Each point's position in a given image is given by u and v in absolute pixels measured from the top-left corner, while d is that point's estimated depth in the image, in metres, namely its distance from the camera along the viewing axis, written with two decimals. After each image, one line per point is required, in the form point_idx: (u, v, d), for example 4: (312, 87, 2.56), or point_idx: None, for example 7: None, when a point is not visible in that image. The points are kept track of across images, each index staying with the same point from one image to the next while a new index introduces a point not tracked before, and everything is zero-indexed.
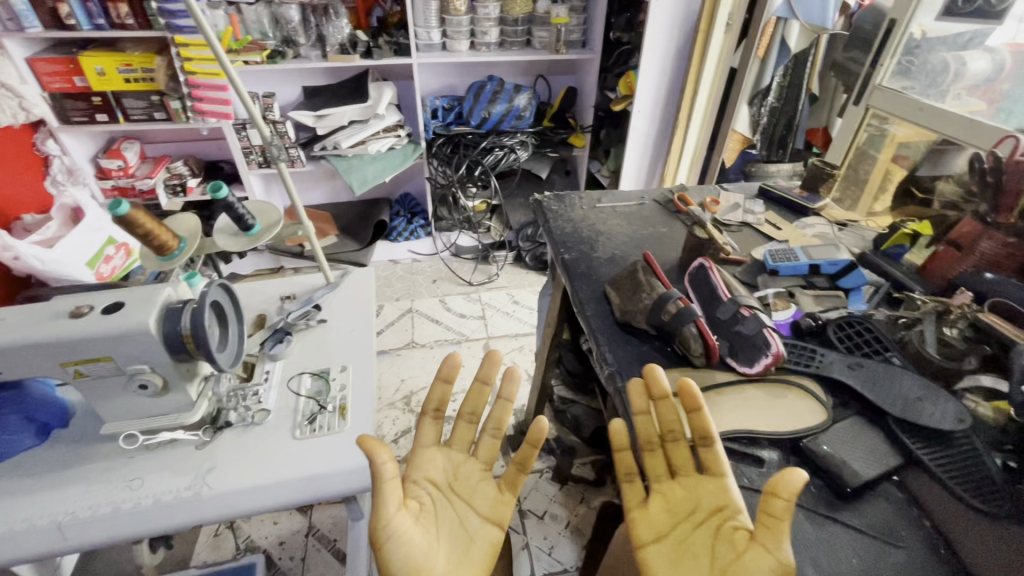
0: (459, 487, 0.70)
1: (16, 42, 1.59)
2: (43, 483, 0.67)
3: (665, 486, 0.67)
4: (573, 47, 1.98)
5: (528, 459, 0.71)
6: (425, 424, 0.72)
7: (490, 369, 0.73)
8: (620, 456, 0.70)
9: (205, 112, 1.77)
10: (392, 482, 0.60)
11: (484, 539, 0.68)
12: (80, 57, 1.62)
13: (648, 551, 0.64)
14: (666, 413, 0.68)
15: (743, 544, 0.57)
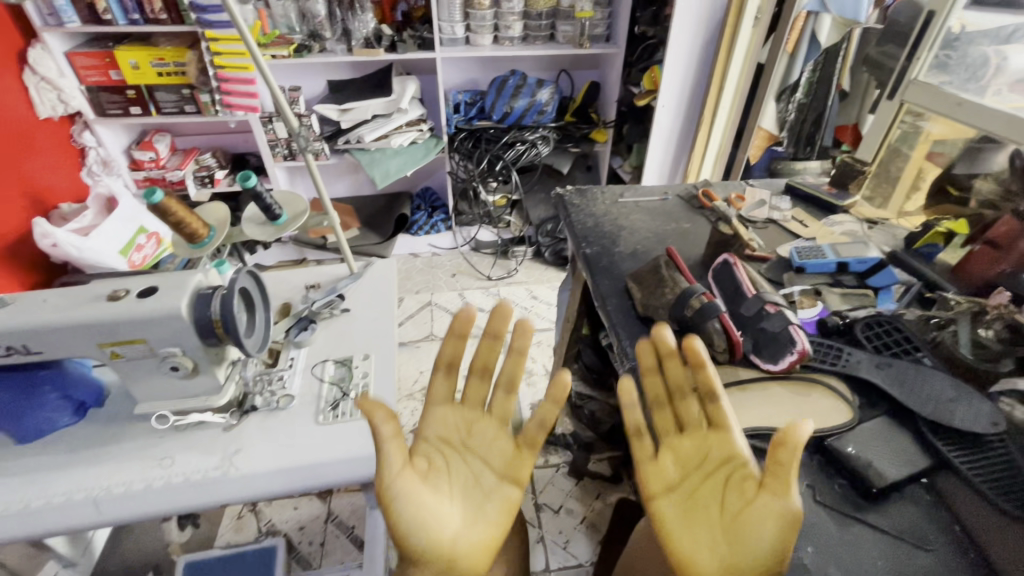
0: (474, 442, 0.69)
1: (55, 36, 1.65)
2: (81, 459, 0.70)
3: (675, 441, 0.66)
4: (597, 41, 1.96)
5: (547, 413, 0.67)
6: (437, 380, 0.69)
7: (501, 323, 0.67)
8: (627, 415, 0.66)
9: (233, 106, 1.82)
10: (392, 439, 0.60)
11: (500, 492, 0.66)
12: (115, 51, 1.67)
13: (660, 503, 0.63)
14: (674, 370, 0.66)
15: (752, 494, 0.57)
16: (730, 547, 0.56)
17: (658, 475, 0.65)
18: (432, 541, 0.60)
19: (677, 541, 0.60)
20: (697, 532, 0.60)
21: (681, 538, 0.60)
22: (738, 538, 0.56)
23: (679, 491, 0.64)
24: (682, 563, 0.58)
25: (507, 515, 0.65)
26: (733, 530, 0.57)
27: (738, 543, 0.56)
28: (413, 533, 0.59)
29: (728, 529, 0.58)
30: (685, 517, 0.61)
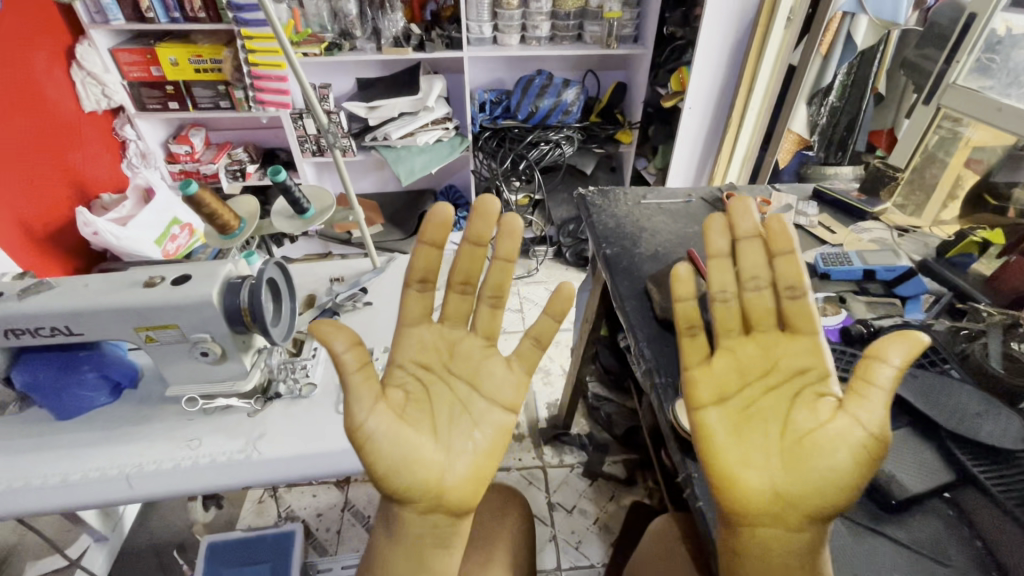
0: (454, 365, 0.69)
1: (101, 33, 1.72)
2: (115, 437, 0.73)
3: (734, 344, 0.65)
4: (625, 42, 1.95)
5: (544, 329, 0.70)
6: (410, 299, 0.68)
7: (483, 227, 0.66)
8: (681, 307, 0.65)
9: (265, 103, 1.86)
10: (361, 372, 0.60)
11: (491, 420, 0.67)
12: (156, 48, 1.74)
13: (710, 413, 0.62)
14: (749, 261, 0.65)
15: (828, 415, 0.57)
16: (794, 464, 0.57)
17: (712, 381, 0.64)
18: (415, 475, 0.61)
19: (729, 456, 0.59)
20: (751, 448, 0.59)
21: (732, 453, 0.60)
22: (802, 459, 0.57)
23: (730, 404, 0.63)
24: (734, 479, 0.58)
25: (500, 441, 0.66)
26: (794, 450, 0.58)
27: (804, 462, 0.56)
28: (388, 473, 0.60)
29: (787, 449, 0.58)
30: (735, 431, 0.61)
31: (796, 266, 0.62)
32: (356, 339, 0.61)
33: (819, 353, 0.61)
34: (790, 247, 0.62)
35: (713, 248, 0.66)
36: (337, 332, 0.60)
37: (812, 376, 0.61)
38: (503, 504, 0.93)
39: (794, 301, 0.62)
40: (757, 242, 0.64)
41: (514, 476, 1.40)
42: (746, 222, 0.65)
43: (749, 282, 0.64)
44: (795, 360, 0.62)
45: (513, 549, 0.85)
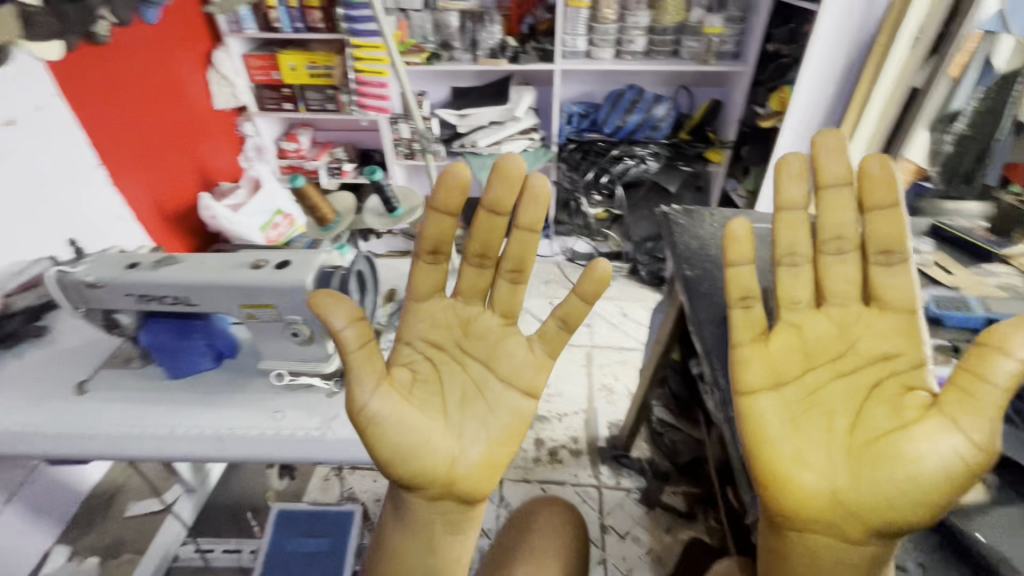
0: (468, 345, 0.69)
1: (237, 40, 1.94)
2: (213, 400, 0.81)
3: (802, 318, 0.64)
4: (723, 58, 1.89)
5: (574, 310, 0.67)
6: (419, 271, 0.68)
7: (503, 192, 0.65)
8: (733, 273, 0.62)
9: (367, 107, 2.00)
10: (363, 349, 0.60)
11: (510, 402, 0.68)
12: (279, 55, 1.93)
13: (765, 400, 0.61)
14: (836, 216, 0.62)
15: (913, 414, 0.55)
16: (861, 466, 0.56)
17: (770, 366, 0.62)
18: (427, 459, 0.62)
19: (785, 452, 0.59)
20: (809, 443, 0.59)
21: (788, 447, 0.59)
22: (871, 463, 0.55)
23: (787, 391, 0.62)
24: (789, 477, 0.58)
25: (516, 421, 0.67)
26: (862, 453, 0.56)
27: (872, 465, 0.55)
28: (394, 458, 0.61)
29: (853, 450, 0.57)
30: (791, 423, 0.60)
31: (890, 222, 0.59)
32: (359, 315, 0.60)
33: (908, 335, 0.59)
34: (892, 201, 0.58)
35: (787, 197, 0.63)
36: (337, 306, 0.60)
37: (897, 362, 0.59)
38: (558, 517, 0.92)
39: (886, 268, 0.60)
40: (848, 190, 0.61)
41: (568, 491, 1.38)
42: (837, 167, 0.61)
43: (831, 243, 0.63)
44: (876, 342, 0.60)
45: (563, 564, 0.84)
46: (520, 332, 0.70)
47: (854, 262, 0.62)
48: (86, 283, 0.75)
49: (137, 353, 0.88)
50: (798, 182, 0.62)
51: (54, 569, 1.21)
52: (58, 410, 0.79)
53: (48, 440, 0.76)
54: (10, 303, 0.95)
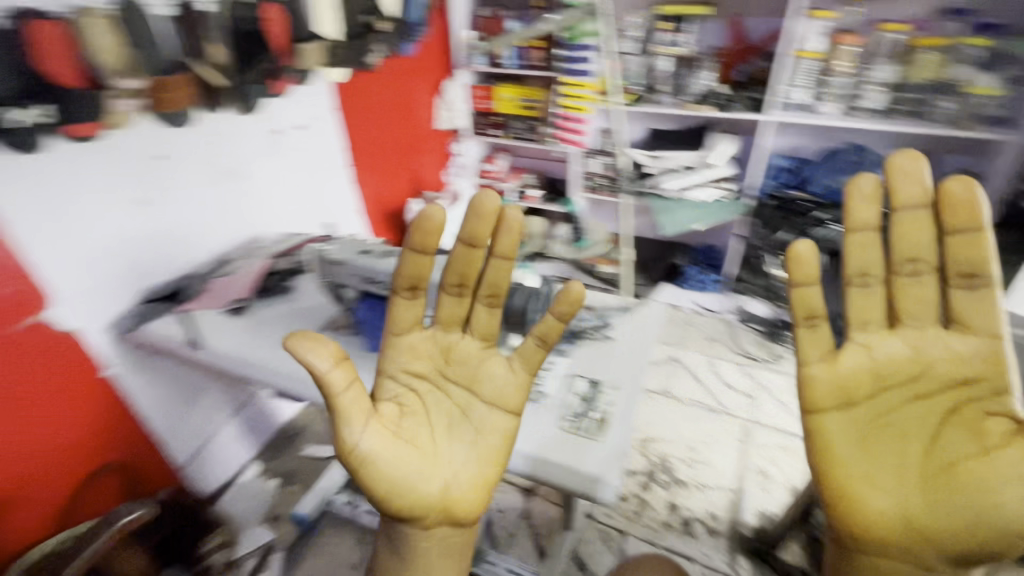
0: (450, 372, 0.71)
1: (468, 73, 2.24)
2: None
3: (872, 339, 0.61)
4: (989, 124, 1.59)
5: (550, 329, 0.68)
6: (398, 307, 0.70)
7: (482, 228, 0.66)
8: (801, 293, 0.60)
9: (563, 138, 2.12)
10: (350, 389, 0.62)
11: (494, 424, 0.70)
12: (498, 88, 2.22)
13: (833, 420, 0.62)
14: (911, 237, 0.58)
15: (995, 442, 0.55)
16: (939, 491, 0.57)
17: (840, 388, 0.61)
18: (421, 486, 0.66)
19: (856, 473, 0.61)
20: (881, 466, 0.60)
21: (857, 468, 0.61)
22: (949, 490, 0.56)
23: (856, 412, 0.62)
24: (858, 497, 0.60)
25: (502, 442, 0.70)
26: (937, 478, 0.57)
27: (950, 491, 0.56)
28: (391, 490, 0.65)
29: (928, 475, 0.58)
30: (861, 444, 0.61)
31: (975, 245, 0.55)
32: (341, 355, 0.62)
33: (997, 363, 0.56)
34: (977, 225, 0.54)
35: (857, 218, 0.59)
36: (318, 348, 0.61)
37: (977, 388, 0.57)
38: None
39: (969, 291, 0.56)
40: (924, 210, 0.57)
41: (695, 570, 1.24)
42: (910, 186, 0.57)
43: (905, 266, 0.59)
44: (952, 366, 0.58)
45: None
46: (498, 353, 0.72)
47: (931, 284, 0.58)
48: (330, 260, 0.93)
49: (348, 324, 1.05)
50: (871, 203, 0.58)
51: (247, 481, 1.49)
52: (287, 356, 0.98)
53: (278, 377, 0.95)
54: (271, 264, 1.22)
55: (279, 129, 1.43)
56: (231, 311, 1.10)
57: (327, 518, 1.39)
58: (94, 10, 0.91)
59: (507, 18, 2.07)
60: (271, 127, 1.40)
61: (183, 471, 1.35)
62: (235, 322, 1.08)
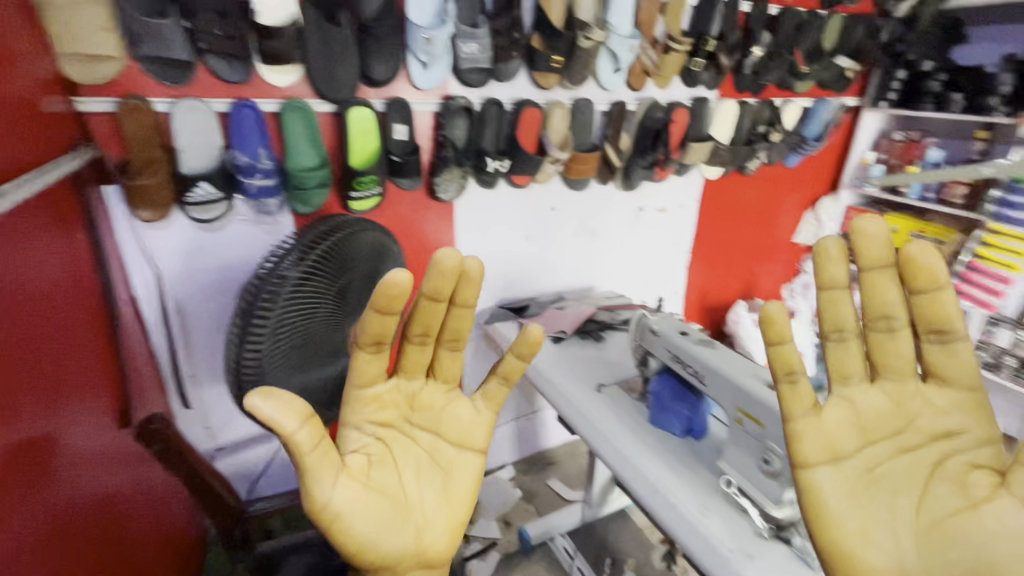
0: (415, 418, 0.66)
1: (852, 194, 2.03)
2: (664, 455, 0.92)
3: (854, 392, 0.57)
4: None
5: (511, 368, 0.68)
6: (360, 361, 0.62)
7: (442, 284, 0.60)
8: (779, 350, 0.56)
9: (962, 294, 1.67)
10: (319, 447, 0.56)
11: (463, 467, 0.67)
12: (884, 216, 1.88)
13: (821, 472, 0.56)
14: (881, 294, 0.55)
15: (982, 492, 0.51)
16: (935, 548, 0.52)
17: (824, 440, 0.57)
18: (393, 541, 0.60)
19: (846, 528, 0.55)
20: (874, 519, 0.54)
21: (850, 524, 0.55)
22: (944, 547, 0.51)
23: (844, 464, 0.56)
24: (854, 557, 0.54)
25: (471, 484, 0.67)
26: (934, 535, 0.52)
27: (942, 545, 0.51)
28: (361, 549, 0.59)
29: (922, 532, 0.53)
30: (849, 496, 0.55)
31: (943, 302, 0.54)
32: (308, 412, 0.55)
33: (980, 417, 0.55)
34: (937, 284, 0.53)
35: (830, 280, 0.55)
36: (283, 405, 0.54)
37: (961, 440, 0.55)
38: None
39: (943, 347, 0.55)
40: (890, 271, 0.55)
41: None
42: (877, 249, 0.55)
43: (880, 322, 0.56)
44: (937, 418, 0.55)
45: None
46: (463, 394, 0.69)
47: (905, 339, 0.57)
48: (651, 329, 1.01)
49: (640, 390, 1.10)
50: (841, 263, 0.55)
51: (500, 478, 1.70)
52: (581, 393, 1.10)
53: (567, 404, 1.08)
54: (594, 313, 1.40)
55: (645, 208, 1.64)
56: (553, 337, 1.31)
57: (542, 549, 1.44)
58: (560, 104, 1.31)
59: (930, 144, 1.78)
60: (639, 206, 1.62)
61: None
62: (552, 346, 1.28)
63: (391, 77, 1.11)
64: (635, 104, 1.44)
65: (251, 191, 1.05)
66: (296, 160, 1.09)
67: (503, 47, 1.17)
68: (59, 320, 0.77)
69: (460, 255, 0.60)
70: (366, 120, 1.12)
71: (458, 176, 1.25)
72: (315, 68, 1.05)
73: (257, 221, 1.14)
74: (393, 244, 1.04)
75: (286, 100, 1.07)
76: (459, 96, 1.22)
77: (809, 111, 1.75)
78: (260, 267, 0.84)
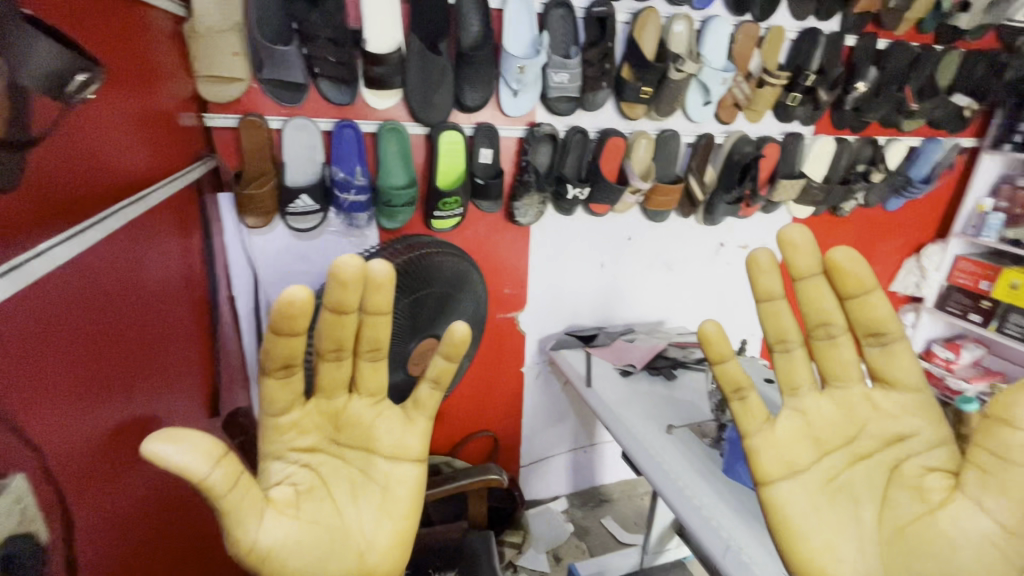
0: (342, 437, 0.59)
1: (961, 242, 1.82)
2: (738, 508, 0.85)
3: (808, 404, 0.55)
4: None
5: (442, 372, 0.60)
6: (268, 390, 0.55)
7: (347, 296, 0.53)
8: (721, 367, 0.55)
9: None
10: (236, 487, 0.48)
11: (401, 479, 0.59)
12: (1004, 270, 1.66)
13: (781, 487, 0.53)
14: (817, 302, 0.54)
15: (938, 497, 0.51)
16: (898, 557, 0.50)
17: (783, 455, 0.54)
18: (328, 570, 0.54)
19: (812, 542, 0.51)
20: (838, 532, 0.52)
21: (818, 538, 0.51)
22: (907, 555, 0.50)
23: (806, 476, 0.53)
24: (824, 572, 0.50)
25: (411, 496, 0.60)
26: (896, 543, 0.51)
27: (904, 553, 0.50)
28: None
29: (886, 541, 0.51)
30: (818, 506, 0.52)
31: (873, 305, 0.53)
32: (222, 451, 0.47)
33: (928, 417, 0.54)
34: (864, 288, 0.53)
35: (766, 293, 0.53)
36: (188, 448, 0.45)
37: (912, 443, 0.54)
38: None
39: (880, 348, 0.55)
40: (820, 278, 0.54)
41: None
42: (806, 257, 0.53)
43: (818, 330, 0.55)
44: (886, 422, 0.55)
45: None
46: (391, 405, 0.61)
47: (845, 344, 0.56)
48: None
49: (713, 435, 1.03)
50: (774, 275, 0.53)
51: (554, 510, 1.65)
52: (652, 433, 1.05)
53: (634, 440, 1.04)
54: (666, 349, 1.34)
55: (726, 244, 1.57)
56: (622, 371, 1.28)
57: None
58: (646, 134, 1.30)
59: None
60: (719, 241, 1.56)
61: (525, 467, 1.63)
62: (621, 380, 1.25)
63: (482, 103, 1.15)
64: (722, 137, 1.40)
65: (343, 204, 1.12)
66: (387, 179, 1.15)
67: (593, 78, 1.18)
68: (172, 316, 0.84)
69: (361, 260, 0.53)
70: (454, 143, 1.17)
71: (537, 202, 1.27)
72: (412, 93, 1.10)
73: (346, 233, 1.20)
74: (476, 277, 1.02)
75: (383, 122, 1.13)
76: (544, 123, 1.24)
77: (917, 151, 1.63)
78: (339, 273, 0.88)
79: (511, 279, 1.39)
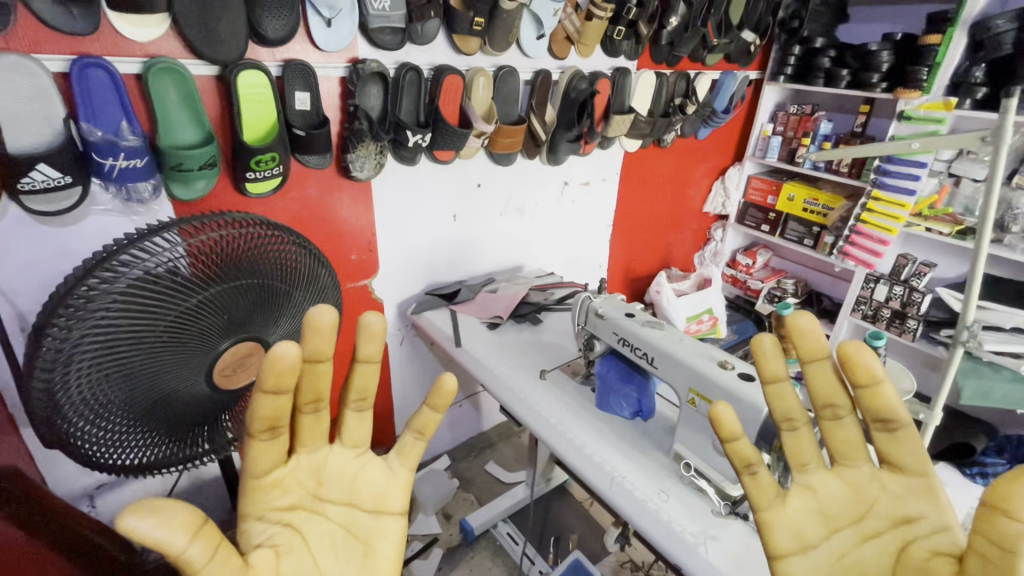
0: (325, 491, 0.55)
1: (753, 163, 2.13)
2: (625, 441, 0.91)
3: (813, 480, 0.55)
4: None
5: (426, 422, 0.57)
6: (254, 453, 0.51)
7: (325, 345, 0.50)
8: (733, 447, 0.54)
9: (848, 255, 1.81)
10: (217, 557, 0.44)
11: (386, 532, 0.56)
12: (785, 184, 1.99)
13: (793, 561, 0.53)
14: (822, 385, 0.54)
15: None
16: None
17: (785, 525, 0.54)
18: None
19: None
20: None
21: None
22: None
23: (815, 552, 0.53)
24: None
25: (397, 551, 0.56)
26: None
27: None
28: None
29: None
30: None
31: (885, 397, 0.51)
32: (200, 520, 0.43)
33: (934, 502, 0.51)
34: (874, 378, 0.51)
35: (770, 376, 0.55)
36: (165, 520, 0.41)
37: (920, 525, 0.51)
38: None
39: (887, 435, 0.52)
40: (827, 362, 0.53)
41: None
42: (812, 342, 0.53)
43: (825, 410, 0.55)
44: (895, 504, 0.52)
45: None
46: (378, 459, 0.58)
47: (853, 427, 0.54)
48: (595, 312, 0.97)
49: (583, 372, 1.07)
50: (779, 362, 0.54)
51: (436, 467, 1.64)
52: (524, 381, 1.05)
53: (509, 392, 1.03)
54: (528, 295, 1.34)
55: (570, 182, 1.60)
56: (489, 324, 1.26)
57: (486, 538, 1.41)
58: (483, 71, 1.20)
59: (821, 117, 1.84)
60: (564, 180, 1.58)
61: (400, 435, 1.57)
62: (487, 333, 1.22)
63: (287, 35, 0.94)
64: (557, 73, 1.37)
65: (111, 174, 0.84)
66: (172, 136, 0.90)
67: (418, 5, 1.04)
68: None
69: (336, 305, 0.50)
70: (260, 87, 0.94)
71: (374, 152, 1.12)
72: (188, 19, 0.85)
73: (126, 211, 0.94)
74: (322, 270, 0.82)
75: (150, 60, 0.86)
76: (369, 59, 1.07)
77: (718, 83, 1.80)
78: (107, 249, 0.61)
79: (358, 243, 1.24)
